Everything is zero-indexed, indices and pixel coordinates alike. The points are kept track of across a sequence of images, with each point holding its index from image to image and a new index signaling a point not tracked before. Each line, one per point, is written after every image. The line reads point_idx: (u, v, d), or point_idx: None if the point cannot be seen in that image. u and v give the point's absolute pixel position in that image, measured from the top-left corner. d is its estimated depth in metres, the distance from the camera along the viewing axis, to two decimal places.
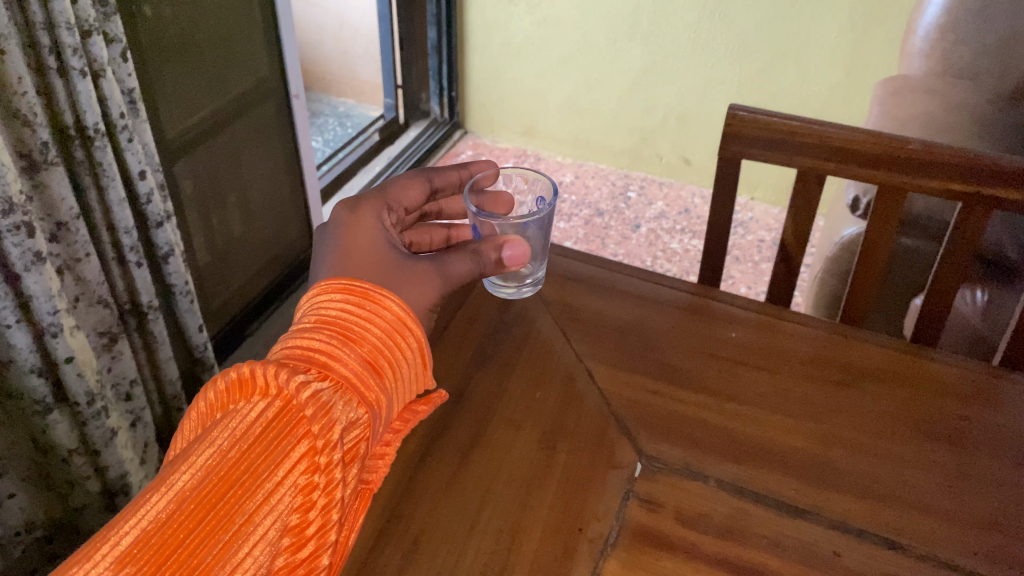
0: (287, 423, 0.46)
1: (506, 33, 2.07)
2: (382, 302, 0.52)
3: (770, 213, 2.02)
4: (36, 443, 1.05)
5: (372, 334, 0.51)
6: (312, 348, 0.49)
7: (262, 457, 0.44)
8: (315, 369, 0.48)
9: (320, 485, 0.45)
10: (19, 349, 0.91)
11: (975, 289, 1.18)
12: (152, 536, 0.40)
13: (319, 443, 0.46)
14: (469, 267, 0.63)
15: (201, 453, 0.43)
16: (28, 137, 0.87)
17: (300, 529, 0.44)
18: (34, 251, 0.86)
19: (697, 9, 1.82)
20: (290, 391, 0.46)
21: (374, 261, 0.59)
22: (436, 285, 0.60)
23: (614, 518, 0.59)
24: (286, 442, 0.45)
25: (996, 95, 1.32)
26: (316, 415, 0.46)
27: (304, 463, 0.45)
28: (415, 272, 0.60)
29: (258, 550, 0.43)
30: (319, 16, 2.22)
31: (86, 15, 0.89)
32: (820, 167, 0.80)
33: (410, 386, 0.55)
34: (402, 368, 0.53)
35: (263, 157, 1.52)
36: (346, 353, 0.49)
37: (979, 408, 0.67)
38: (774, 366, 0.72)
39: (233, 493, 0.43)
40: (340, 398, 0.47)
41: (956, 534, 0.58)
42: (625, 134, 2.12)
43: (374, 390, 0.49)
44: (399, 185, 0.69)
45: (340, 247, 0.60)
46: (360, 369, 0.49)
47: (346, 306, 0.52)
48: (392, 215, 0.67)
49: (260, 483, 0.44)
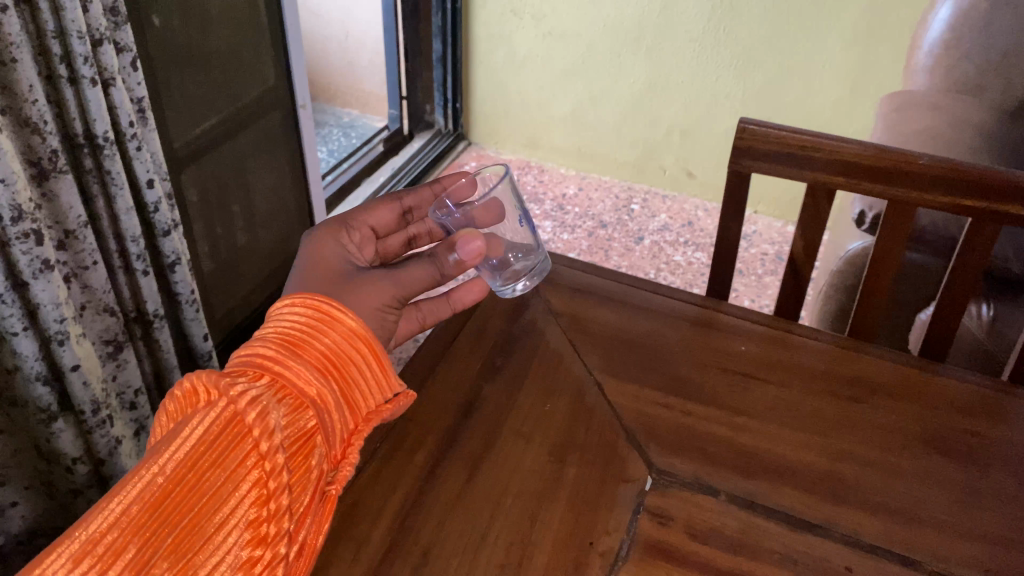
0: (225, 424, 0.45)
1: (511, 46, 2.08)
2: (316, 304, 0.51)
3: (774, 226, 2.02)
4: (40, 450, 1.05)
5: (317, 337, 0.50)
6: (252, 354, 0.49)
7: (203, 455, 0.44)
8: (253, 372, 0.48)
9: (268, 478, 0.45)
10: (25, 357, 0.90)
11: (981, 305, 1.18)
12: (102, 538, 0.40)
13: (259, 438, 0.45)
14: (426, 273, 0.60)
15: (144, 458, 0.43)
16: (38, 144, 0.87)
17: (260, 519, 0.45)
18: (42, 258, 0.86)
19: (702, 23, 1.83)
20: (223, 392, 0.45)
21: (334, 275, 0.59)
22: (388, 288, 0.58)
23: (625, 532, 0.59)
24: (230, 440, 0.45)
25: (1000, 112, 1.32)
26: (252, 410, 0.45)
27: (250, 458, 0.45)
28: (367, 278, 0.58)
29: (216, 542, 0.44)
30: (326, 27, 2.24)
31: (98, 25, 0.89)
32: (831, 181, 0.80)
33: (364, 386, 0.52)
34: (354, 366, 0.51)
35: (270, 167, 1.53)
36: (281, 354, 0.48)
37: (988, 424, 0.67)
38: (781, 379, 0.72)
39: (179, 493, 0.43)
40: (278, 398, 0.47)
41: (969, 551, 0.58)
42: (628, 147, 2.12)
43: (318, 387, 0.49)
44: (368, 207, 0.69)
45: (307, 264, 0.60)
46: (296, 365, 0.48)
47: (287, 312, 0.51)
48: (354, 234, 0.67)
49: (206, 479, 0.44)
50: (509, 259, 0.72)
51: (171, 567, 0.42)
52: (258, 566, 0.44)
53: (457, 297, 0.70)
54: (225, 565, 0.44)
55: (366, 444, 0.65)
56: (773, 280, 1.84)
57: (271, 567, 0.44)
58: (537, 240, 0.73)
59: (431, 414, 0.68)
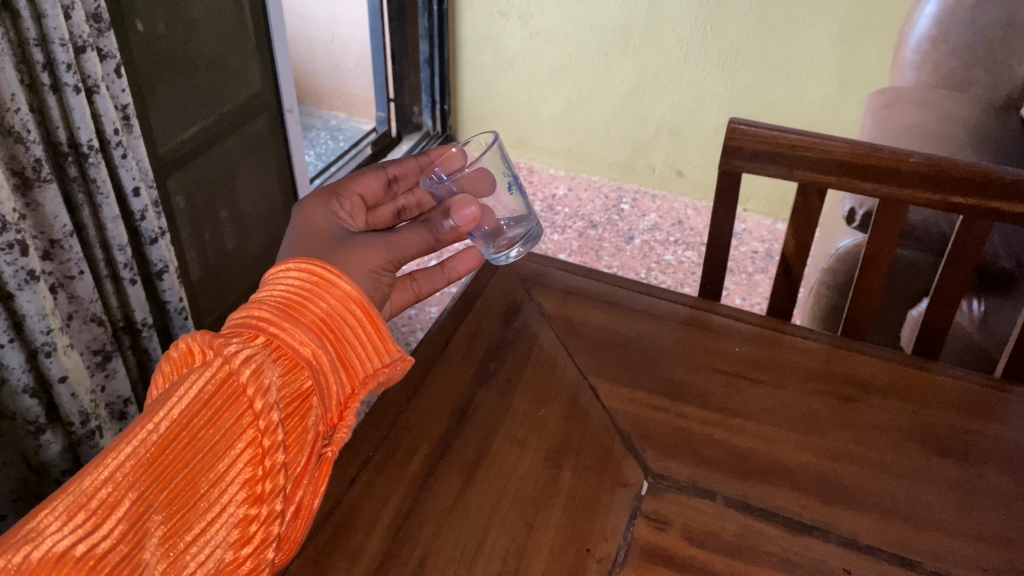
0: (219, 382, 0.44)
1: (499, 47, 2.08)
2: (310, 267, 0.49)
3: (764, 224, 2.03)
4: (29, 463, 1.04)
5: (312, 302, 0.49)
6: (247, 314, 0.48)
7: (197, 413, 0.43)
8: (249, 332, 0.47)
9: (262, 437, 0.45)
10: (11, 369, 0.89)
11: (973, 300, 1.19)
12: (94, 493, 0.40)
13: (253, 397, 0.45)
14: (420, 238, 0.59)
15: (138, 416, 0.43)
16: (21, 154, 0.86)
17: (255, 477, 0.44)
18: (27, 269, 0.85)
19: (689, 22, 1.83)
20: (217, 352, 0.45)
21: (324, 239, 0.58)
22: (380, 250, 0.57)
23: (623, 538, 0.59)
24: (224, 398, 0.44)
25: (986, 107, 1.33)
26: (245, 369, 0.45)
27: (245, 416, 0.45)
28: (360, 240, 0.57)
29: (211, 499, 0.43)
30: (311, 29, 2.23)
31: (79, 31, 0.88)
32: (822, 181, 0.80)
33: (361, 348, 0.50)
34: (348, 332, 0.50)
35: (256, 171, 1.52)
36: (276, 315, 0.47)
37: (983, 422, 0.67)
38: (777, 381, 0.71)
39: (173, 450, 0.43)
40: (274, 360, 0.46)
41: (967, 551, 0.58)
42: (617, 146, 2.12)
43: (314, 351, 0.48)
44: (355, 178, 0.67)
45: (294, 230, 0.59)
46: (290, 327, 0.47)
47: (280, 275, 0.50)
48: (343, 204, 0.65)
49: (201, 436, 0.43)
50: (503, 229, 0.71)
51: (166, 521, 0.42)
52: (255, 523, 0.44)
53: (451, 267, 0.69)
54: (221, 521, 0.44)
55: (358, 455, 0.64)
56: (764, 278, 1.85)
57: (267, 525, 0.44)
58: (529, 208, 0.72)
59: (423, 421, 0.68)
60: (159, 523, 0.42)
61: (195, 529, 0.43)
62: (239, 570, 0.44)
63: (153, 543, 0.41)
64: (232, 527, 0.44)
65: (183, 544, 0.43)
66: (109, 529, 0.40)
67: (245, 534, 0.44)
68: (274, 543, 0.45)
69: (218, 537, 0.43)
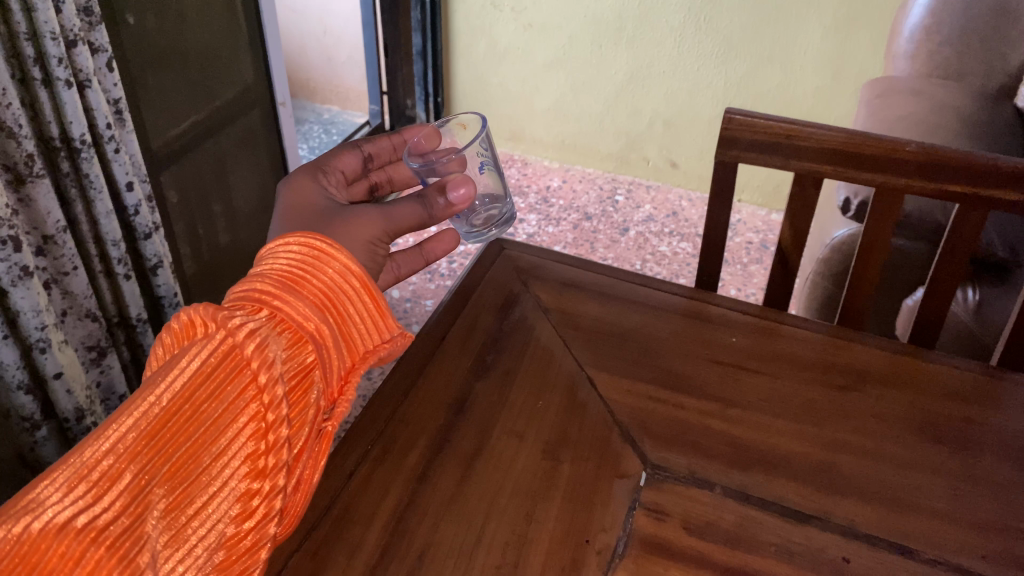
0: (222, 355, 0.44)
1: (492, 39, 2.07)
2: (308, 241, 0.49)
3: (758, 215, 2.04)
4: (24, 460, 1.04)
5: (315, 277, 0.49)
6: (248, 288, 0.47)
7: (199, 387, 0.43)
8: (251, 305, 0.46)
9: (266, 411, 0.44)
10: (6, 366, 0.89)
11: (968, 289, 1.20)
12: (95, 465, 0.39)
13: (257, 370, 0.45)
14: (415, 212, 0.59)
15: (139, 389, 0.42)
16: (13, 149, 0.85)
17: (258, 451, 0.44)
18: (21, 265, 0.84)
19: (683, 12, 1.82)
20: (220, 324, 0.44)
21: (318, 213, 0.58)
22: (378, 221, 0.57)
23: (622, 528, 0.59)
24: (227, 371, 0.44)
25: (979, 96, 1.34)
26: (249, 343, 0.45)
27: (248, 390, 0.44)
28: (356, 212, 0.57)
29: (214, 471, 0.43)
30: (302, 22, 2.21)
31: (71, 25, 0.87)
32: (817, 170, 0.80)
33: (361, 324, 0.51)
34: (350, 308, 0.50)
35: (250, 165, 1.51)
36: (278, 288, 0.47)
37: (979, 410, 0.67)
38: (774, 370, 0.72)
39: (175, 424, 0.42)
40: (277, 333, 0.46)
41: (964, 538, 0.58)
42: (611, 138, 2.12)
43: (316, 326, 0.48)
44: (336, 154, 0.66)
45: (285, 206, 0.58)
46: (293, 300, 0.47)
47: (279, 248, 0.49)
48: (329, 178, 0.64)
49: (204, 409, 0.43)
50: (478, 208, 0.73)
51: (168, 494, 0.42)
52: (257, 498, 0.44)
53: (430, 249, 0.68)
54: (223, 494, 0.43)
55: (356, 449, 0.64)
56: (759, 269, 1.85)
57: (270, 499, 0.44)
58: (503, 188, 0.74)
59: (422, 415, 0.68)
60: (161, 496, 0.41)
61: (197, 502, 0.43)
62: (240, 544, 0.44)
63: (154, 515, 0.41)
64: (234, 501, 0.44)
65: (184, 518, 0.42)
66: (110, 502, 0.39)
67: (246, 509, 0.44)
68: (275, 517, 0.45)
69: (220, 510, 0.43)
